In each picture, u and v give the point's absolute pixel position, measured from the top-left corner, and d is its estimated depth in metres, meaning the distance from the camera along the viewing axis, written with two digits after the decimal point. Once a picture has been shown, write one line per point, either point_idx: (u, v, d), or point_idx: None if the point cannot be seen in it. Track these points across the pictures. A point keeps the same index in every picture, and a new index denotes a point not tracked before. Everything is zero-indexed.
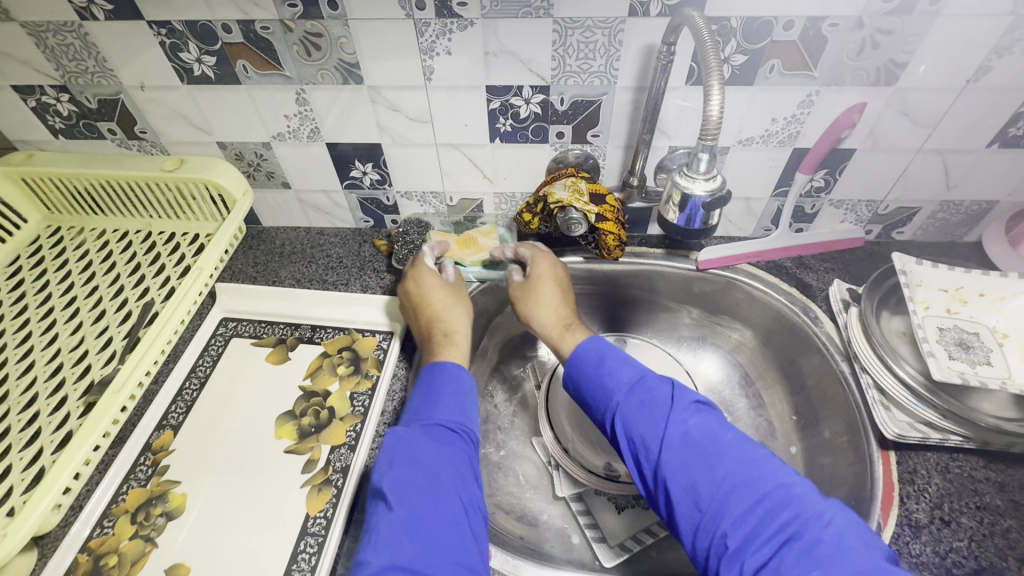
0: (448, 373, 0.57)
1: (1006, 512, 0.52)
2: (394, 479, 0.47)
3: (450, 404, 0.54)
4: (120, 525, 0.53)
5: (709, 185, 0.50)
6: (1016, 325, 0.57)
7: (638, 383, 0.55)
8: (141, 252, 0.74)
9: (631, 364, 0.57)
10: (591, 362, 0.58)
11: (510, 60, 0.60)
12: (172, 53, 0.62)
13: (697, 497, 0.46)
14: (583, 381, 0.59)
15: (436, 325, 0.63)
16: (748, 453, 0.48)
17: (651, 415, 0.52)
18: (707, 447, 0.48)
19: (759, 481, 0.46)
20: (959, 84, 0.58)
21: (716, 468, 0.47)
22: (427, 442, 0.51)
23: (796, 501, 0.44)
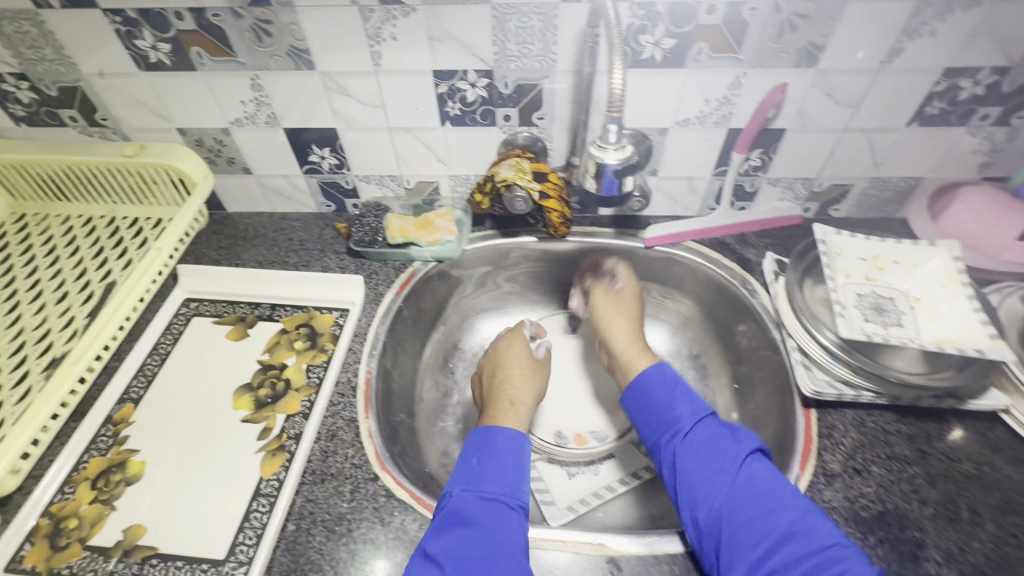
0: (510, 439, 0.57)
1: (913, 460, 0.56)
2: (455, 544, 0.47)
3: (506, 472, 0.54)
4: (81, 491, 0.56)
5: (621, 154, 0.56)
6: (926, 290, 0.61)
7: (703, 422, 0.56)
8: (105, 236, 0.77)
9: (698, 404, 0.58)
10: (665, 386, 0.60)
11: (454, 45, 0.63)
12: (128, 41, 0.64)
13: (750, 541, 0.47)
14: (649, 404, 0.60)
15: (508, 385, 0.67)
16: (804, 506, 0.49)
17: (717, 455, 0.53)
18: (768, 494, 0.49)
19: (814, 534, 0.46)
20: (874, 66, 0.62)
21: (772, 512, 0.48)
22: (489, 515, 0.51)
23: (848, 561, 0.44)
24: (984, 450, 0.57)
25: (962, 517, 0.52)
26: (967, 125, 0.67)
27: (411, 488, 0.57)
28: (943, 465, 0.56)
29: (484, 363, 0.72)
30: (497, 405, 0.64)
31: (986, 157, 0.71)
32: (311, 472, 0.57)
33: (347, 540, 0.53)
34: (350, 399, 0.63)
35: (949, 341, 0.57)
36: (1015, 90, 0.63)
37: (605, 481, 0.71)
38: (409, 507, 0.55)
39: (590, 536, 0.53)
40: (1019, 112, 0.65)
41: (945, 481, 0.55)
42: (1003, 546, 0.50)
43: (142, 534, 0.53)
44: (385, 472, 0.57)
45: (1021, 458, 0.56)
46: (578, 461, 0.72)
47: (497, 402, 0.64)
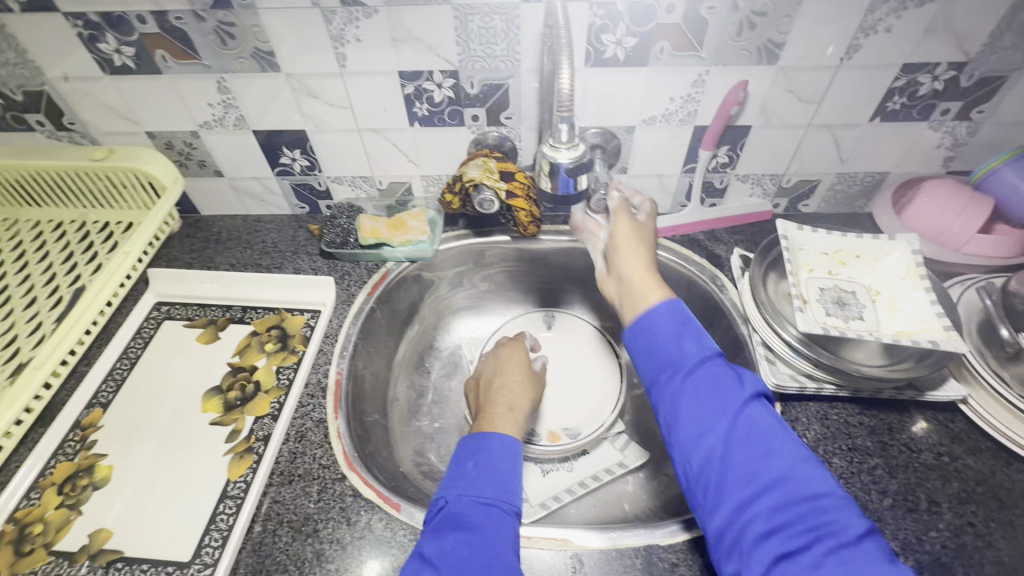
0: (505, 446, 0.55)
1: (874, 452, 0.57)
2: (451, 547, 0.45)
3: (499, 479, 0.52)
4: (47, 497, 0.56)
5: (573, 153, 0.56)
6: (887, 283, 0.63)
7: (708, 361, 0.53)
8: (75, 240, 0.77)
9: (704, 343, 0.54)
10: (672, 323, 0.56)
11: (418, 46, 0.63)
12: (91, 44, 0.64)
13: (739, 482, 0.45)
14: (653, 341, 0.56)
15: (508, 392, 0.65)
16: (801, 451, 0.47)
17: (717, 396, 0.50)
18: (765, 438, 0.47)
19: (809, 481, 0.44)
20: (833, 62, 0.63)
21: (768, 455, 0.46)
22: (483, 518, 0.48)
23: (840, 510, 0.43)
24: (944, 439, 0.58)
25: (921, 506, 0.53)
26: (929, 120, 0.68)
27: (379, 487, 0.57)
28: (904, 455, 0.57)
29: (481, 372, 0.70)
30: (494, 410, 0.62)
31: (949, 152, 0.72)
32: (278, 473, 0.57)
33: (313, 540, 0.53)
34: (320, 400, 0.64)
35: (907, 333, 0.58)
36: (972, 85, 0.64)
37: (578, 476, 0.71)
38: (376, 506, 0.55)
39: (554, 532, 0.54)
40: (978, 106, 0.66)
41: (905, 472, 0.55)
42: (961, 535, 0.51)
43: (107, 538, 0.53)
44: (353, 472, 0.58)
45: (980, 447, 0.57)
46: (552, 458, 0.72)
47: (496, 408, 0.62)
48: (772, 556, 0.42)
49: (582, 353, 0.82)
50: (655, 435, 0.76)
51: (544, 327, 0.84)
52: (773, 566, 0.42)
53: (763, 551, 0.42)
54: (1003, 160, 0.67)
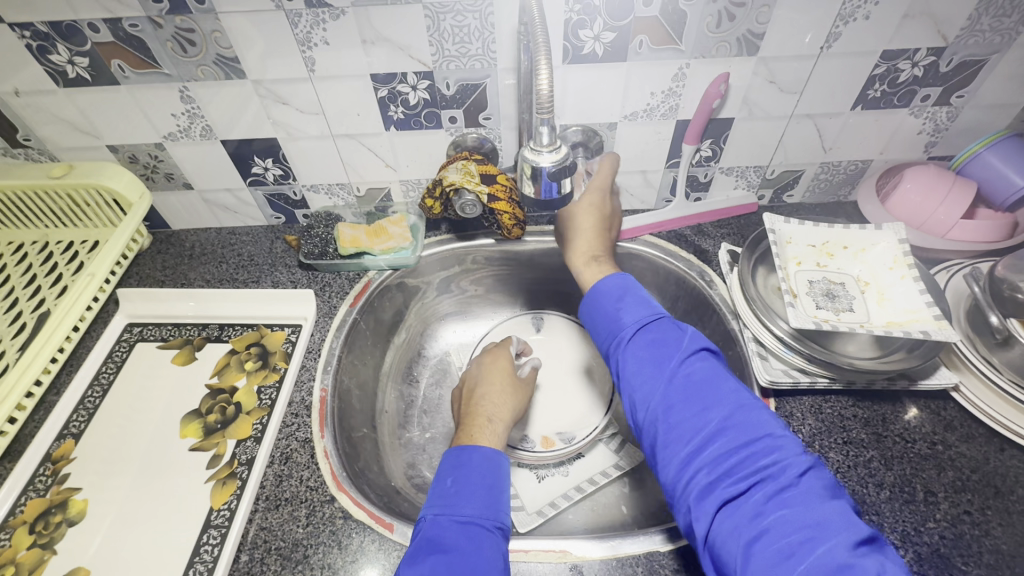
0: (485, 458, 0.53)
1: (869, 444, 0.57)
2: (430, 572, 0.43)
3: (482, 495, 0.50)
4: (17, 537, 0.53)
5: (555, 156, 0.53)
6: (875, 273, 0.62)
7: (649, 326, 0.53)
8: (37, 262, 0.73)
9: (646, 309, 0.54)
10: (611, 296, 0.56)
11: (389, 48, 0.60)
12: (41, 56, 0.60)
13: (683, 437, 0.46)
14: (598, 313, 0.57)
15: (488, 401, 0.63)
16: (741, 399, 0.47)
17: (658, 356, 0.50)
18: (705, 390, 0.47)
19: (749, 427, 0.45)
20: (814, 51, 0.62)
21: (709, 409, 0.46)
22: (464, 539, 0.46)
23: (781, 451, 0.43)
24: (938, 428, 0.57)
25: (918, 497, 0.53)
26: (910, 106, 0.68)
27: (370, 507, 0.55)
28: (898, 446, 0.56)
29: (462, 383, 0.68)
30: (475, 422, 0.60)
31: (931, 137, 0.72)
32: (264, 498, 0.55)
33: (303, 567, 0.51)
34: (305, 419, 0.61)
35: (897, 323, 0.57)
36: (952, 69, 0.63)
37: (575, 482, 0.69)
38: (367, 527, 0.53)
39: (553, 544, 0.52)
40: (958, 91, 0.66)
41: (901, 463, 0.55)
42: (958, 525, 0.51)
43: None
44: (342, 493, 0.55)
45: (973, 434, 0.57)
46: (547, 463, 0.71)
47: (476, 419, 0.60)
48: (718, 504, 0.42)
49: (573, 353, 0.80)
50: None
51: (532, 329, 0.83)
52: (720, 513, 0.42)
53: (709, 500, 0.43)
54: (985, 145, 0.67)
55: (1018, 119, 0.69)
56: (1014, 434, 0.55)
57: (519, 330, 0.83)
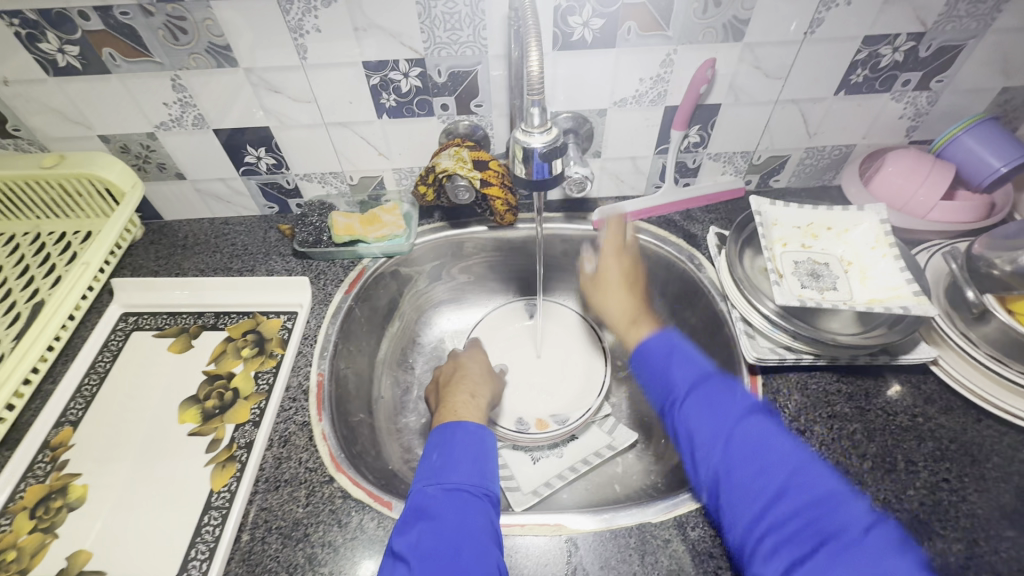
0: (469, 434, 0.55)
1: (852, 417, 0.59)
2: (417, 540, 0.45)
3: (468, 465, 0.51)
4: (19, 521, 0.53)
5: (547, 137, 0.54)
6: (857, 253, 0.64)
7: (698, 386, 0.54)
8: (30, 253, 0.73)
9: (695, 366, 0.56)
10: (658, 351, 0.59)
11: (381, 34, 0.61)
12: (31, 44, 0.60)
13: (745, 497, 0.46)
14: (646, 368, 0.59)
15: (467, 382, 0.66)
16: (799, 459, 0.47)
17: (711, 416, 0.52)
18: (761, 450, 0.48)
19: (812, 486, 0.45)
20: (798, 37, 0.63)
21: (770, 466, 0.47)
22: (450, 507, 0.48)
23: (845, 511, 0.43)
24: (918, 401, 0.60)
25: (898, 467, 0.55)
26: (891, 91, 0.69)
27: (369, 487, 0.56)
28: (880, 419, 0.58)
29: (438, 372, 0.71)
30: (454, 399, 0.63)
31: (912, 122, 0.74)
32: (264, 480, 0.56)
33: (304, 545, 0.52)
34: (303, 403, 0.62)
35: (879, 301, 0.59)
36: (931, 54, 0.65)
37: (570, 462, 0.71)
38: (366, 506, 0.54)
39: (547, 518, 0.54)
40: (937, 76, 0.68)
41: (882, 434, 0.57)
42: (937, 492, 0.53)
43: (86, 560, 0.51)
44: (341, 473, 0.56)
45: (951, 406, 0.59)
46: (542, 445, 0.73)
47: (454, 397, 0.63)
48: (784, 564, 0.42)
49: (564, 337, 0.82)
50: (642, 416, 0.77)
51: (524, 314, 0.84)
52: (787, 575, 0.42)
53: (777, 562, 0.43)
54: (963, 128, 0.68)
55: (995, 103, 0.71)
56: (985, 404, 0.58)
57: (511, 316, 0.84)
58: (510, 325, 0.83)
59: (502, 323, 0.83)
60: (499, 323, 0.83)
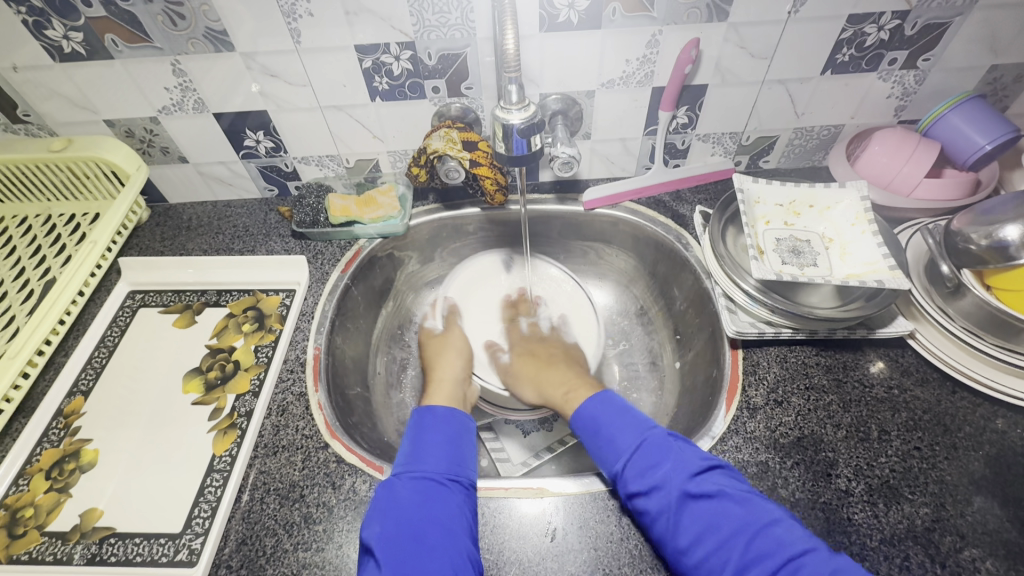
0: (439, 417, 0.60)
1: (829, 389, 0.60)
2: (381, 528, 0.48)
3: (437, 452, 0.56)
4: (35, 482, 0.57)
5: (525, 113, 0.56)
6: (839, 230, 0.66)
7: (636, 454, 0.55)
8: (42, 234, 0.77)
9: (631, 434, 0.57)
10: (589, 428, 0.61)
11: (372, 18, 0.63)
12: (37, 31, 0.62)
13: (710, 574, 0.46)
14: (588, 437, 0.61)
15: (449, 353, 0.72)
16: (754, 520, 0.47)
17: (656, 488, 0.52)
18: (713, 518, 0.48)
19: (769, 550, 0.45)
20: (783, 16, 0.64)
21: (726, 536, 0.47)
22: (416, 492, 0.51)
23: (807, 569, 0.43)
24: (895, 374, 0.61)
25: (872, 436, 0.57)
26: (878, 70, 0.70)
27: (361, 452, 0.59)
28: (857, 390, 0.60)
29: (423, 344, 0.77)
30: (438, 374, 0.70)
31: (900, 101, 0.74)
32: (262, 446, 0.59)
33: (300, 505, 0.55)
34: (300, 374, 0.65)
35: (856, 275, 0.61)
36: (917, 33, 0.65)
37: (559, 435, 0.74)
38: (359, 470, 0.57)
39: (531, 482, 0.56)
40: (924, 54, 0.68)
41: (858, 405, 0.59)
42: (908, 459, 0.55)
43: (98, 517, 0.55)
44: (336, 440, 0.59)
45: (928, 378, 0.61)
46: (532, 419, 0.76)
47: (439, 370, 0.70)
48: None
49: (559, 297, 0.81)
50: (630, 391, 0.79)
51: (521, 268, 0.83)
52: None
53: None
54: (950, 107, 0.68)
55: (984, 82, 0.72)
56: (950, 368, 0.60)
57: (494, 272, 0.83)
58: (490, 283, 0.82)
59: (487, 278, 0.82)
60: (477, 280, 0.82)
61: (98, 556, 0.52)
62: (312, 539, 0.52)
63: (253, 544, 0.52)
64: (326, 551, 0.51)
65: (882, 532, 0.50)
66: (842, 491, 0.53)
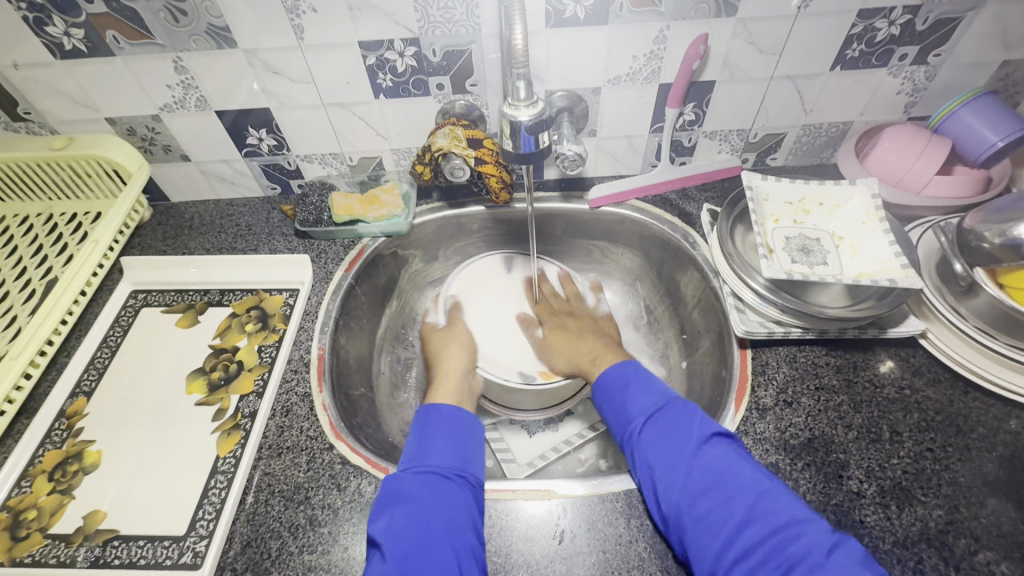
0: (444, 415, 0.58)
1: (839, 389, 0.60)
2: (390, 522, 0.47)
3: (443, 447, 0.55)
4: (38, 484, 0.57)
5: (533, 110, 0.55)
6: (849, 228, 0.65)
7: (655, 415, 0.56)
8: (43, 233, 0.76)
9: (652, 397, 0.58)
10: (615, 385, 0.61)
11: (376, 14, 0.62)
12: (38, 28, 0.62)
13: (710, 528, 0.46)
14: (606, 402, 0.61)
15: (455, 345, 0.70)
16: (761, 485, 0.47)
17: (670, 447, 0.52)
18: (720, 479, 0.48)
19: (772, 513, 0.45)
20: (792, 11, 0.63)
21: (731, 493, 0.47)
22: (424, 487, 0.51)
23: (807, 536, 0.43)
24: (907, 374, 0.60)
25: (883, 436, 0.56)
26: (888, 66, 0.69)
27: (367, 454, 0.58)
28: (868, 391, 0.59)
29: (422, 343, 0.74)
30: (444, 366, 0.67)
31: (910, 98, 0.73)
32: (267, 447, 0.58)
33: (305, 506, 0.54)
34: (304, 374, 0.64)
35: (867, 274, 0.60)
36: (928, 27, 0.64)
37: (565, 435, 0.74)
38: (364, 471, 0.56)
39: (538, 484, 0.56)
40: (935, 50, 0.67)
41: (869, 406, 0.58)
42: (920, 461, 0.54)
43: (102, 519, 0.54)
44: (341, 441, 0.59)
45: (940, 378, 0.60)
46: (538, 420, 0.75)
47: (445, 363, 0.68)
48: None
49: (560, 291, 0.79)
50: None
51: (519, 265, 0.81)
52: None
53: None
54: (961, 103, 0.68)
55: (995, 78, 0.71)
56: (964, 369, 0.59)
57: (495, 271, 0.80)
58: (491, 282, 0.79)
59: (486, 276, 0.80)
60: (478, 279, 0.79)
61: (101, 559, 0.51)
62: (318, 541, 0.52)
63: (258, 546, 0.52)
64: (332, 553, 0.51)
65: (895, 534, 0.50)
66: (854, 493, 0.52)
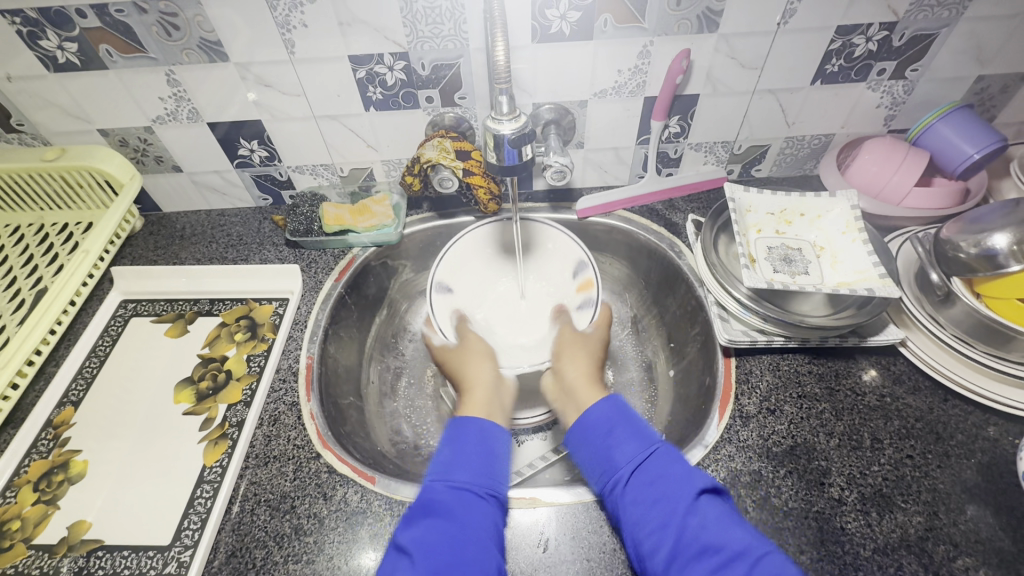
0: (480, 429, 0.56)
1: (821, 397, 0.61)
2: (423, 535, 0.47)
3: (475, 463, 0.53)
4: (23, 494, 0.57)
5: (515, 124, 0.57)
6: (829, 238, 0.66)
7: (641, 467, 0.51)
8: (34, 243, 0.77)
9: (638, 442, 0.52)
10: (598, 430, 0.54)
11: (365, 29, 0.63)
12: (32, 42, 0.63)
13: None
14: (586, 444, 0.55)
15: (475, 359, 0.66)
16: (758, 552, 0.44)
17: (658, 504, 0.48)
18: (715, 544, 0.45)
19: None
20: (772, 27, 0.64)
21: (722, 567, 0.43)
22: (458, 505, 0.50)
23: None
24: (888, 382, 0.61)
25: (864, 444, 0.57)
26: (867, 80, 0.71)
27: (353, 462, 0.58)
28: (849, 399, 0.60)
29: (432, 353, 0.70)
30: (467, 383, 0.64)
31: (890, 111, 0.75)
32: (254, 456, 0.59)
33: (290, 516, 0.54)
34: (292, 384, 0.65)
35: (847, 284, 0.61)
36: (904, 44, 0.66)
37: (554, 443, 0.74)
38: (350, 480, 0.57)
39: (525, 492, 0.56)
40: (912, 65, 0.69)
41: (851, 413, 0.59)
42: (901, 468, 0.55)
43: (87, 529, 0.54)
44: (327, 451, 0.59)
45: (919, 386, 0.61)
46: (526, 428, 0.75)
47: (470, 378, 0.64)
48: None
49: (549, 269, 0.79)
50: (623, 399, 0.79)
51: (496, 250, 0.79)
52: None
53: None
54: (937, 116, 0.69)
55: (971, 91, 0.72)
56: (945, 378, 0.60)
57: (472, 250, 0.78)
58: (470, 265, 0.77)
59: (465, 269, 0.77)
60: (459, 261, 0.76)
61: (85, 569, 0.51)
62: (302, 550, 0.52)
63: (243, 556, 0.52)
64: (317, 563, 0.51)
65: (876, 541, 0.50)
66: (835, 500, 0.53)
